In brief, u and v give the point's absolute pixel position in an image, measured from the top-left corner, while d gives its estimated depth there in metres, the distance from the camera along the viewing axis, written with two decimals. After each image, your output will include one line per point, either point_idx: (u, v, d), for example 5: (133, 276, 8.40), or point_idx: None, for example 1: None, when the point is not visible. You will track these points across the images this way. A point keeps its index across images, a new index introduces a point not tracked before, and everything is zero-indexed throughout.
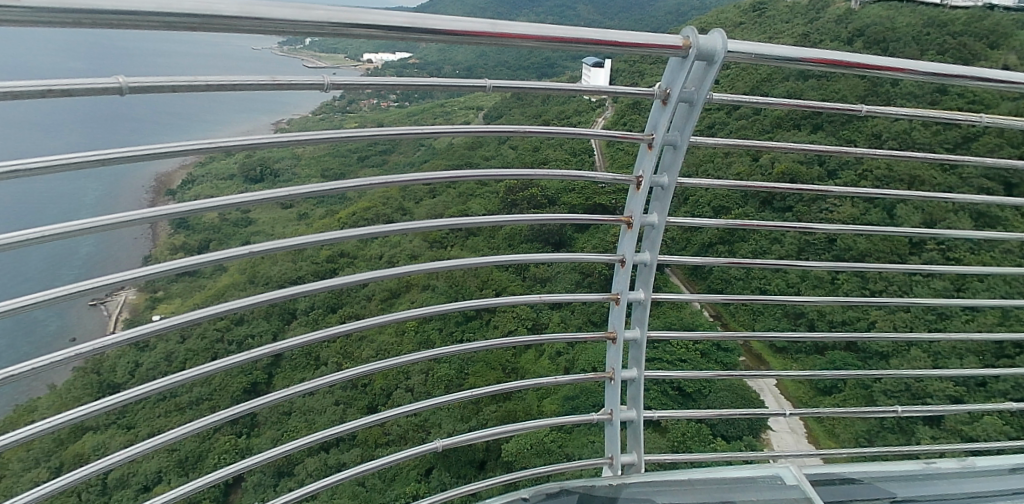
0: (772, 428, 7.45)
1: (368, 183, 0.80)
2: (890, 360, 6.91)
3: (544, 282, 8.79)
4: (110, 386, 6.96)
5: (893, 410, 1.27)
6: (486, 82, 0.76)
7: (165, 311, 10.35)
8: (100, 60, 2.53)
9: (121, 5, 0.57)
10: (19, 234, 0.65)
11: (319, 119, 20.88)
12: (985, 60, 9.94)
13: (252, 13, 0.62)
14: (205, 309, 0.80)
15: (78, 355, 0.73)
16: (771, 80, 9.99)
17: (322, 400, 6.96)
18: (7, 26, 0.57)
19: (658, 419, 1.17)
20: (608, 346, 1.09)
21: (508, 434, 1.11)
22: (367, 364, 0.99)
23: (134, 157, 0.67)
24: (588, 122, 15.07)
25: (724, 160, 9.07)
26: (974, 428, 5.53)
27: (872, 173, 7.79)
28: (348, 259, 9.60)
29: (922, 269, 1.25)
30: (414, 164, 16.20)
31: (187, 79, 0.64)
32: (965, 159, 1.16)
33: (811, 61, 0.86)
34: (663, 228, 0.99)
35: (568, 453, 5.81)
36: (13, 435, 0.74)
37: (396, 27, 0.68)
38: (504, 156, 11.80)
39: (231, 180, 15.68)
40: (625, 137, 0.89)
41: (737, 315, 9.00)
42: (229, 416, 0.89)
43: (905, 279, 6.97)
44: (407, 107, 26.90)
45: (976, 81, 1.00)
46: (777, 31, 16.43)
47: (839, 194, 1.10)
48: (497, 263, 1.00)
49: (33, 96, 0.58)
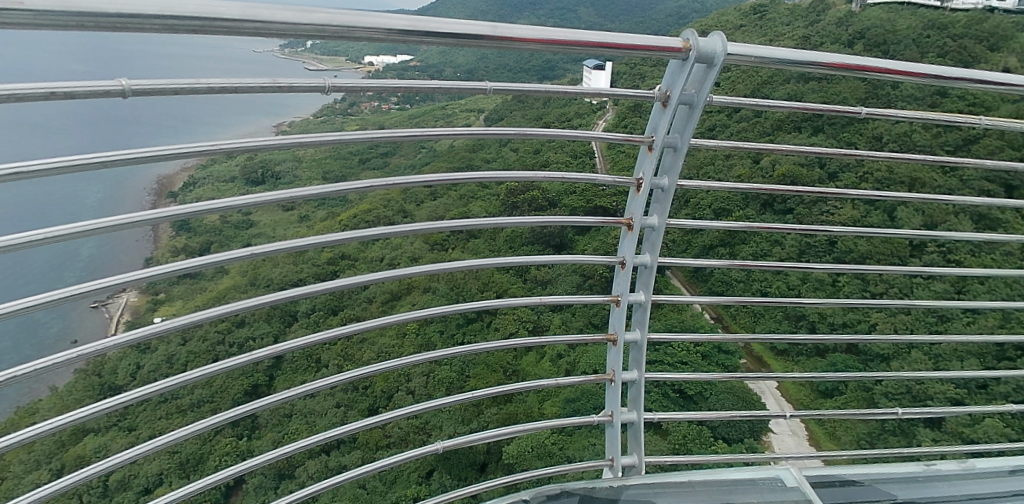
0: (772, 431, 7.43)
1: (370, 185, 0.80)
2: (891, 363, 6.88)
3: (545, 284, 8.94)
4: (111, 388, 6.97)
5: (893, 412, 1.27)
6: (486, 85, 0.76)
7: (166, 313, 10.37)
8: (103, 64, 2.56)
9: (124, 8, 0.57)
10: (22, 235, 0.65)
11: (320, 122, 20.93)
12: (985, 62, 9.94)
13: (253, 16, 0.63)
14: (207, 310, 0.80)
15: (80, 356, 0.73)
16: (771, 82, 10.01)
17: (324, 402, 7.02)
18: (12, 29, 0.57)
19: (659, 421, 1.17)
20: (608, 348, 1.09)
21: (509, 437, 1.10)
22: (368, 366, 0.98)
23: (136, 160, 0.67)
24: (589, 124, 15.09)
25: (725, 162, 9.07)
26: (975, 430, 5.53)
27: (872, 176, 7.79)
28: (349, 261, 9.61)
29: (923, 271, 1.25)
30: (415, 166, 16.22)
31: (189, 82, 0.64)
32: (966, 161, 1.16)
33: (812, 62, 0.86)
34: (663, 230, 0.99)
35: (568, 456, 5.80)
36: (13, 436, 0.74)
37: (398, 31, 0.68)
38: (505, 159, 11.84)
39: (232, 182, 15.72)
40: (626, 139, 0.90)
41: (738, 317, 9.00)
42: (230, 418, 0.89)
43: (906, 281, 6.96)
44: (408, 109, 26.96)
45: (976, 84, 1.00)
46: (777, 33, 16.46)
47: (840, 196, 1.10)
48: (498, 264, 1.00)
49: (36, 98, 0.58)
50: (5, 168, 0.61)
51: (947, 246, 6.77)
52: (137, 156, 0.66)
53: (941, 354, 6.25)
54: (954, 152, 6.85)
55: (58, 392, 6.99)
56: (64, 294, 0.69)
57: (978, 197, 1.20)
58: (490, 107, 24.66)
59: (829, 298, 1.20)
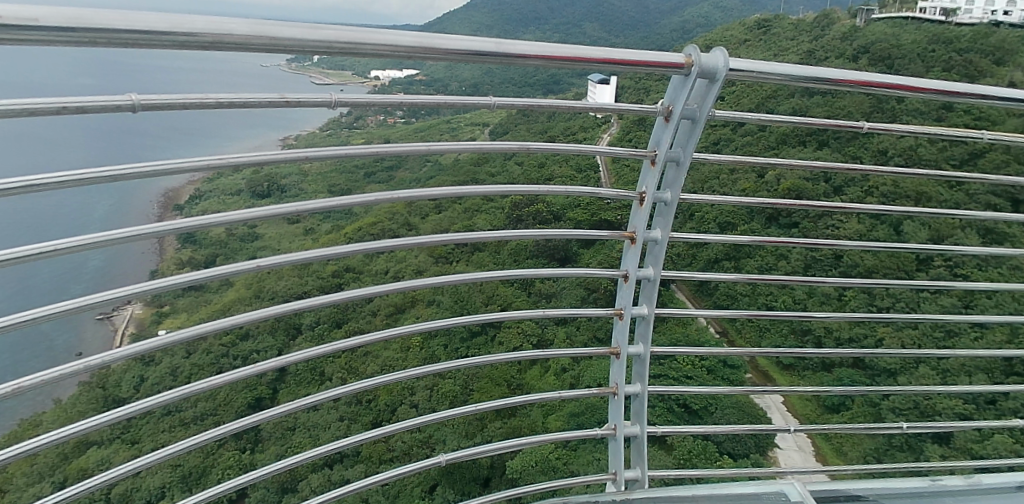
0: (779, 446, 7.42)
1: (374, 198, 0.80)
2: (898, 378, 6.75)
3: (549, 297, 8.99)
4: (115, 400, 7.02)
5: (900, 428, 1.24)
6: (492, 101, 0.76)
7: (171, 325, 10.47)
8: (126, 80, 2.64)
9: (136, 25, 0.58)
10: (27, 249, 0.64)
11: (327, 136, 21.16)
12: (991, 77, 9.96)
13: (262, 32, 0.63)
14: (211, 323, 0.79)
15: (86, 368, 0.73)
16: (775, 97, 10.10)
17: (326, 416, 7.03)
18: (21, 46, 0.57)
19: (664, 434, 1.16)
20: (611, 362, 1.09)
21: (513, 449, 1.09)
22: (369, 378, 0.97)
23: (146, 174, 0.67)
24: (593, 138, 15.23)
25: (730, 176, 9.09)
26: (983, 446, 5.46)
27: (878, 190, 7.88)
28: (353, 274, 9.67)
29: (931, 285, 1.22)
30: (420, 180, 16.36)
31: (198, 97, 0.65)
32: (970, 175, 1.15)
33: (819, 77, 0.86)
34: (665, 243, 0.99)
35: (573, 471, 5.76)
36: (14, 450, 0.73)
37: (405, 48, 0.70)
38: (509, 174, 11.97)
39: (239, 195, 15.90)
40: (630, 153, 0.90)
41: (743, 331, 9.01)
42: (235, 429, 0.89)
43: (914, 295, 6.98)
44: (413, 123, 27.26)
45: (978, 99, 1.00)
46: (782, 48, 16.62)
47: (848, 209, 1.07)
48: (501, 277, 0.98)
49: (48, 112, 0.59)
50: (16, 181, 0.61)
51: (954, 260, 6.81)
52: (145, 169, 0.67)
53: (948, 369, 6.21)
54: (960, 165, 7.03)
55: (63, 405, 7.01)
56: (73, 305, 0.68)
57: (983, 213, 1.19)
58: (495, 120, 24.85)
59: (839, 315, 1.18)
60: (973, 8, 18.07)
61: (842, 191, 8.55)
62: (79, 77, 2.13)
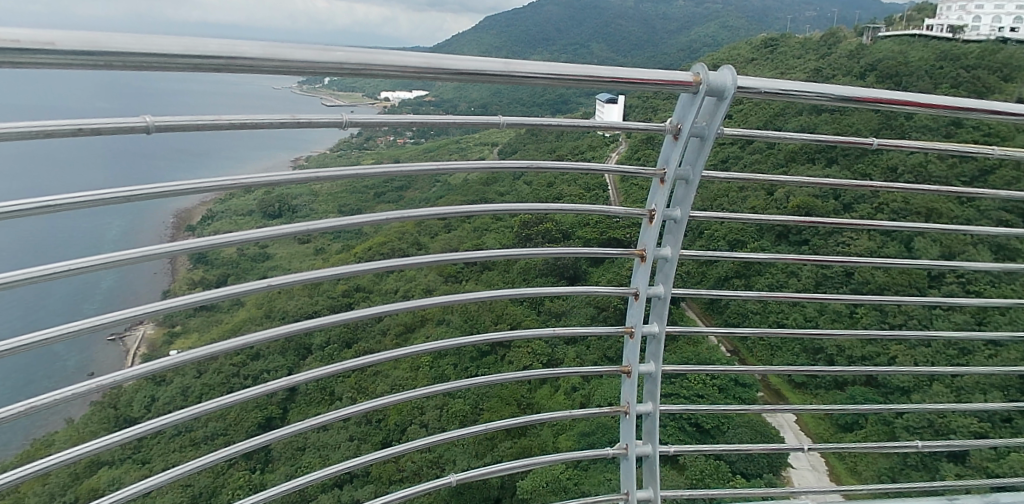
0: (793, 466, 7.27)
1: (382, 218, 0.80)
2: (912, 395, 6.66)
3: (559, 316, 9.06)
4: (126, 420, 7.04)
5: (912, 447, 1.21)
6: (499, 120, 0.77)
7: (182, 344, 10.56)
8: (150, 103, 2.72)
9: (150, 46, 0.60)
10: (45, 267, 0.66)
11: (338, 156, 21.47)
12: (1000, 92, 9.96)
13: (274, 54, 0.65)
14: (224, 342, 0.80)
15: (97, 387, 0.73)
16: (782, 115, 10.25)
17: (336, 436, 7.07)
18: (36, 67, 0.58)
19: (677, 453, 1.14)
20: (622, 380, 1.08)
21: (523, 469, 1.07)
22: (374, 399, 0.95)
23: (156, 195, 0.68)
24: (601, 158, 15.37)
25: (738, 194, 9.18)
26: (1000, 464, 5.37)
27: (889, 206, 7.75)
28: (363, 293, 9.77)
29: (942, 303, 1.18)
30: (429, 199, 16.55)
31: (211, 118, 0.66)
32: (983, 190, 1.13)
33: (832, 96, 0.87)
34: (676, 261, 0.99)
35: (584, 491, 5.65)
36: (24, 469, 0.73)
37: (413, 68, 0.71)
38: (519, 193, 12.12)
39: (251, 215, 16.15)
40: (639, 173, 0.90)
41: (755, 350, 8.85)
42: (244, 448, 0.88)
43: (926, 312, 6.95)
44: (423, 144, 27.65)
45: (987, 114, 0.99)
46: (789, 66, 16.78)
47: (860, 226, 1.06)
48: (511, 295, 0.97)
49: (64, 135, 0.61)
50: (29, 203, 0.62)
51: (967, 277, 6.85)
52: (159, 189, 0.68)
53: (963, 386, 6.07)
54: (970, 181, 6.96)
55: (76, 425, 7.08)
56: (82, 327, 0.69)
57: (993, 229, 1.17)
58: (503, 139, 25.11)
59: (852, 335, 1.17)
60: (979, 24, 18.13)
61: (851, 208, 8.60)
62: (101, 101, 2.15)
